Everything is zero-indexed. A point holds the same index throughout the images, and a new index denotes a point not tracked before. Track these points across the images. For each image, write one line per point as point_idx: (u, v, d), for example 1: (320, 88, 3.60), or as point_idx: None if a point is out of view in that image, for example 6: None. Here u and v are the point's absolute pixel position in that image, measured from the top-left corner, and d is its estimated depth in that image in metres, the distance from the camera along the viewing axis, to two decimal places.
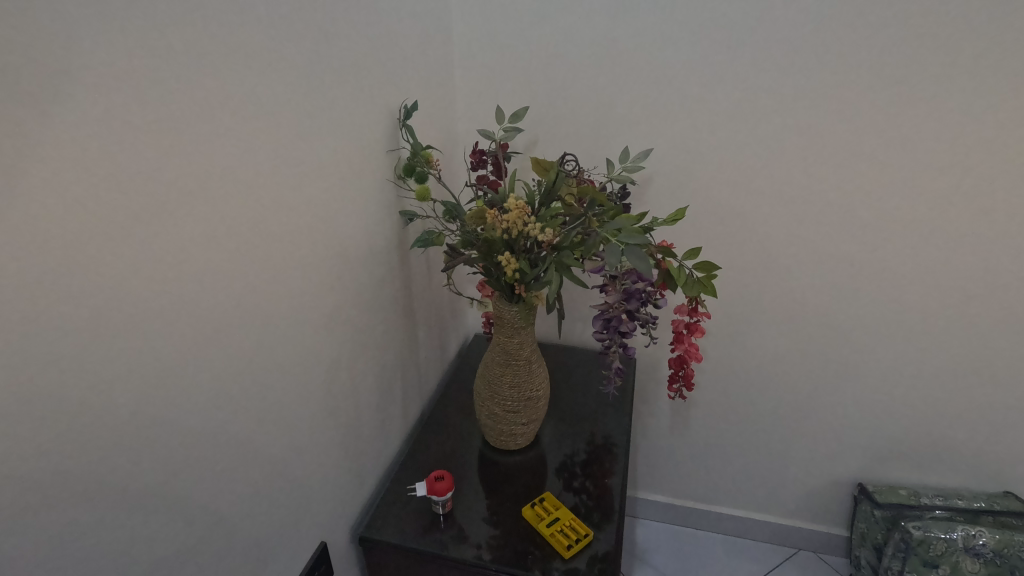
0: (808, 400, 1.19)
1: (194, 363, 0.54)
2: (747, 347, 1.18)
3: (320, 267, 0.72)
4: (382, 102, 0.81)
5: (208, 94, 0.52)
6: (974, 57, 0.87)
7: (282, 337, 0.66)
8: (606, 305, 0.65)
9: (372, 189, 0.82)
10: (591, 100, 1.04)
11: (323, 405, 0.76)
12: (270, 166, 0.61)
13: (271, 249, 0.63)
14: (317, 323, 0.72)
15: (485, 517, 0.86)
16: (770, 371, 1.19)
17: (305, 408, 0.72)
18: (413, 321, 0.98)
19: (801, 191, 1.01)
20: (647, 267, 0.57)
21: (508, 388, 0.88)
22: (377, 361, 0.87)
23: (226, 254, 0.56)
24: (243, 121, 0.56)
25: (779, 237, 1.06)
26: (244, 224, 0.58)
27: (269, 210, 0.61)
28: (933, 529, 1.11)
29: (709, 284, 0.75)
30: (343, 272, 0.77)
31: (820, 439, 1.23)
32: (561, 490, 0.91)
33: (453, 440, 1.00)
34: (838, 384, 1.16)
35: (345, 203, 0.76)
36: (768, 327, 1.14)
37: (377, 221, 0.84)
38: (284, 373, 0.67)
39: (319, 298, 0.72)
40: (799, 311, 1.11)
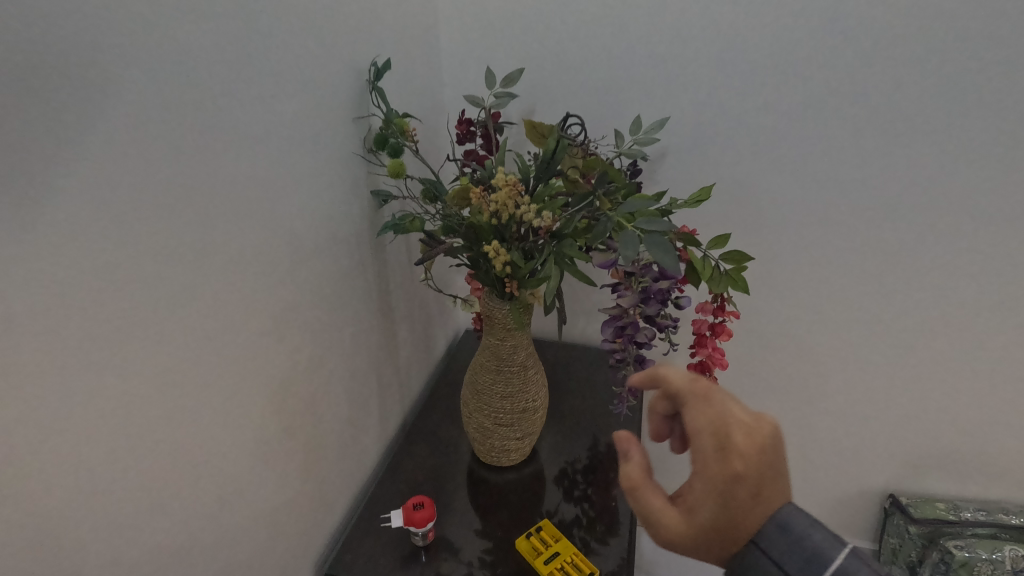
0: (836, 404, 1.07)
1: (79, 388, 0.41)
2: (770, 344, 1.05)
3: (270, 258, 0.58)
4: (345, 57, 0.67)
5: (81, 20, 0.38)
6: None
7: (220, 345, 0.53)
8: (619, 309, 0.51)
9: (336, 163, 0.68)
10: (597, 61, 0.89)
11: (278, 425, 0.63)
12: (190, 127, 0.47)
13: (200, 237, 0.49)
14: (266, 326, 0.59)
15: (476, 530, 0.76)
16: (795, 372, 1.06)
17: (253, 431, 0.59)
18: (391, 317, 0.85)
19: (841, 167, 0.87)
20: (674, 263, 0.44)
21: (501, 399, 0.76)
22: (346, 367, 0.74)
23: (128, 243, 0.43)
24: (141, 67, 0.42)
25: (811, 221, 0.92)
26: (154, 202, 0.44)
27: (193, 186, 0.48)
28: (977, 549, 0.99)
29: (741, 279, 0.63)
30: (300, 263, 0.63)
31: (849, 445, 1.11)
32: (561, 500, 0.81)
33: (439, 454, 0.88)
34: (871, 387, 1.03)
35: (302, 180, 0.62)
36: (795, 323, 1.01)
37: (343, 202, 0.70)
38: (223, 389, 0.54)
39: (268, 296, 0.59)
40: (830, 305, 0.98)
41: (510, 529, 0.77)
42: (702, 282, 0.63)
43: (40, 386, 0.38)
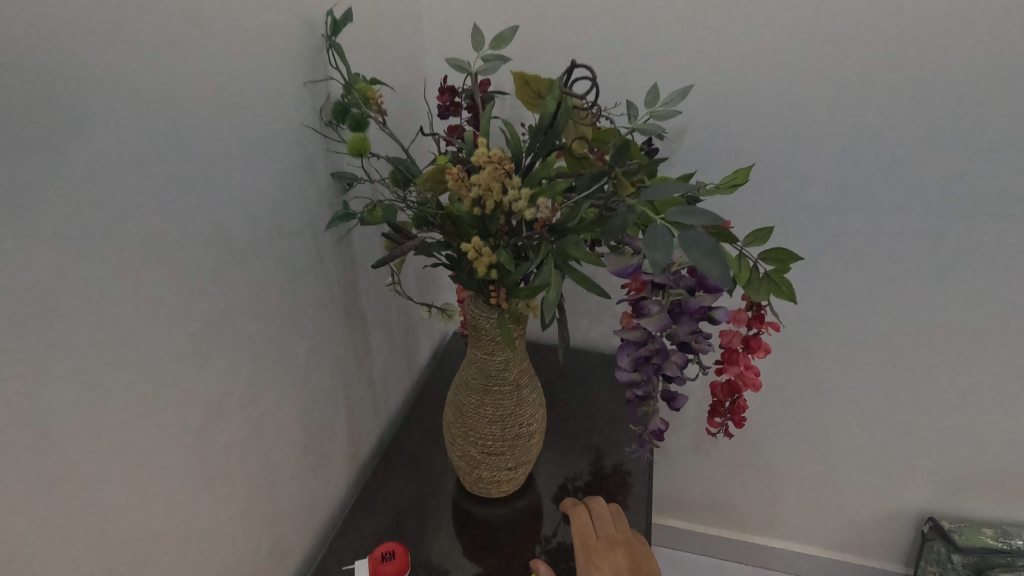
0: (872, 417, 0.95)
1: None
2: (799, 350, 0.92)
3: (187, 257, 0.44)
4: (295, 4, 0.53)
5: None
6: None
7: (113, 379, 0.39)
8: (646, 334, 0.38)
9: (284, 138, 0.54)
10: (606, 21, 0.76)
11: (210, 472, 0.49)
12: (50, 77, 0.33)
13: (82, 234, 0.36)
14: (188, 347, 0.45)
15: (461, 554, 0.67)
16: (830, 383, 0.93)
17: (172, 485, 0.45)
18: (362, 325, 0.72)
19: (895, 145, 0.74)
20: (725, 275, 0.31)
21: (490, 424, 0.63)
22: (304, 389, 0.62)
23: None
24: None
25: (853, 210, 0.79)
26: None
27: (66, 163, 0.35)
28: None
29: (787, 285, 0.50)
30: (236, 264, 0.49)
31: (885, 463, 0.99)
32: (560, 521, 0.71)
33: (421, 485, 0.75)
34: (914, 399, 0.91)
35: (236, 157, 0.48)
36: (831, 329, 0.88)
37: (298, 188, 0.56)
38: (124, 437, 0.40)
39: (189, 309, 0.45)
40: (871, 307, 0.85)
41: (501, 557, 0.67)
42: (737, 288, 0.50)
43: None
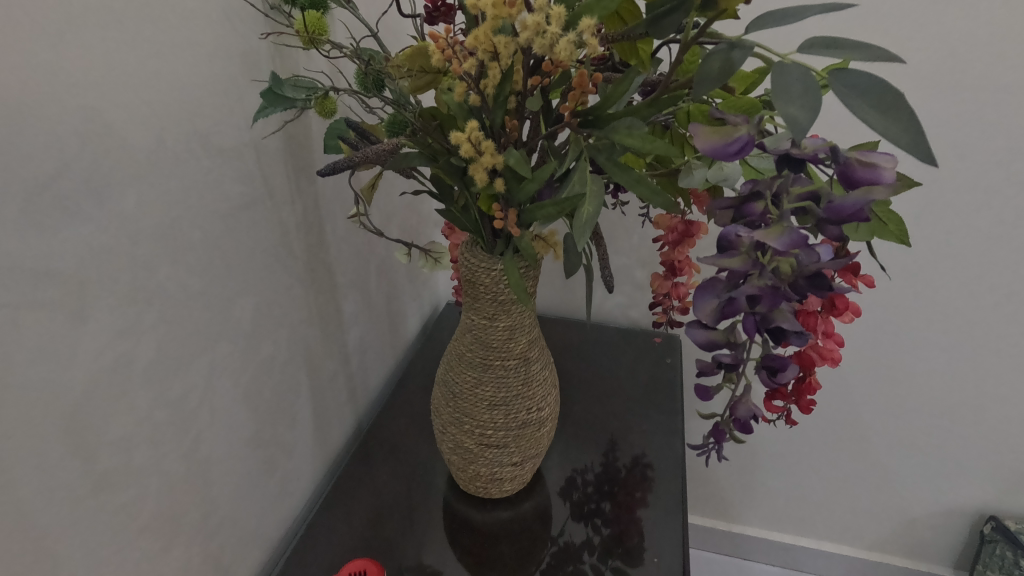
0: (936, 403, 0.81)
1: None
2: (854, 324, 0.78)
3: (33, 161, 0.29)
4: None
5: None
6: None
7: None
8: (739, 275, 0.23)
9: (207, 12, 0.38)
10: None
11: (97, 478, 0.35)
12: None
13: None
14: (48, 297, 0.31)
15: (451, 556, 0.55)
16: (890, 363, 0.79)
17: (33, 499, 0.31)
18: (329, 283, 0.58)
19: (1003, 63, 0.59)
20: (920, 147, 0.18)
21: (489, 407, 0.49)
22: (248, 363, 0.47)
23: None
24: None
25: (939, 151, 0.64)
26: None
27: None
28: None
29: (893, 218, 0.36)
30: (129, 183, 0.34)
31: (945, 456, 0.85)
32: (571, 519, 0.59)
33: (405, 482, 0.61)
34: (989, 384, 0.77)
35: (124, 22, 0.33)
36: (899, 297, 0.74)
37: (234, 90, 0.42)
38: None
39: (44, 240, 0.30)
40: (948, 272, 0.71)
41: (500, 562, 0.54)
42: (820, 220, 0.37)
43: None
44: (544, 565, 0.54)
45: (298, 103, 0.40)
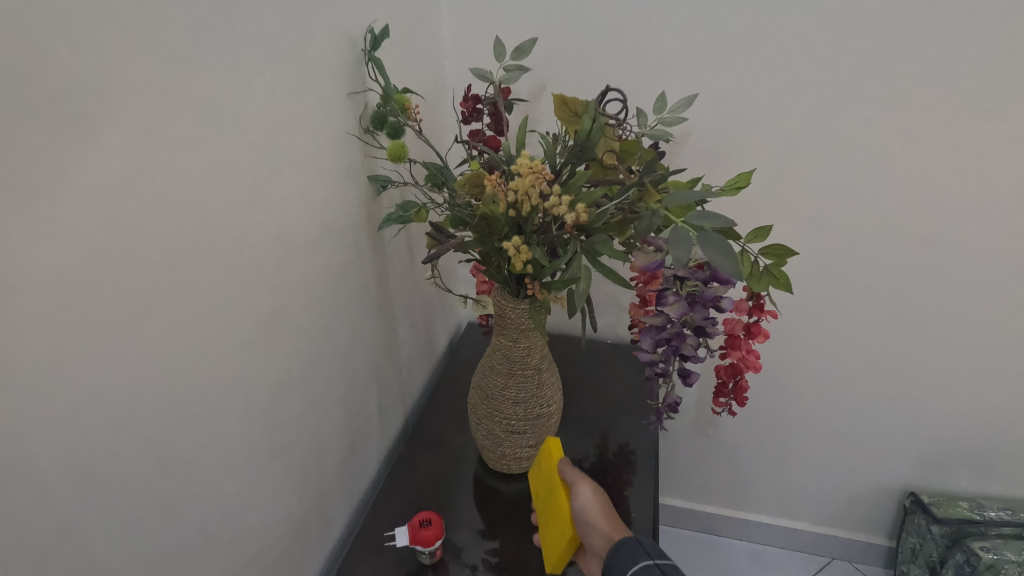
0: (858, 400, 1.02)
1: (40, 418, 0.34)
2: (789, 339, 1.00)
3: (251, 253, 0.50)
4: (339, 24, 0.59)
5: None
6: None
7: (197, 357, 0.46)
8: (663, 320, 0.44)
9: (326, 144, 0.60)
10: (613, 32, 0.82)
11: (269, 444, 0.55)
12: (166, 99, 0.40)
13: (179, 234, 0.42)
14: (253, 333, 0.52)
15: (479, 531, 0.72)
16: (820, 368, 1.01)
17: (240, 454, 0.52)
18: (390, 314, 0.78)
19: (879, 148, 0.81)
20: (734, 266, 0.37)
21: (512, 404, 0.69)
22: (343, 373, 0.68)
23: (49, 234, 0.33)
24: (101, 22, 0.35)
25: (840, 210, 0.86)
26: (82, 184, 0.35)
27: (170, 172, 0.41)
28: (1004, 551, 0.94)
29: (784, 274, 0.57)
30: (288, 260, 0.55)
31: (868, 443, 1.06)
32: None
33: (445, 462, 0.82)
34: (894, 384, 0.99)
35: (290, 164, 0.54)
36: (822, 318, 0.96)
37: (341, 191, 0.63)
38: (202, 409, 0.47)
39: (253, 299, 0.51)
40: (856, 299, 0.93)
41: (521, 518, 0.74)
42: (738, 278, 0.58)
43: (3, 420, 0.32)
44: None
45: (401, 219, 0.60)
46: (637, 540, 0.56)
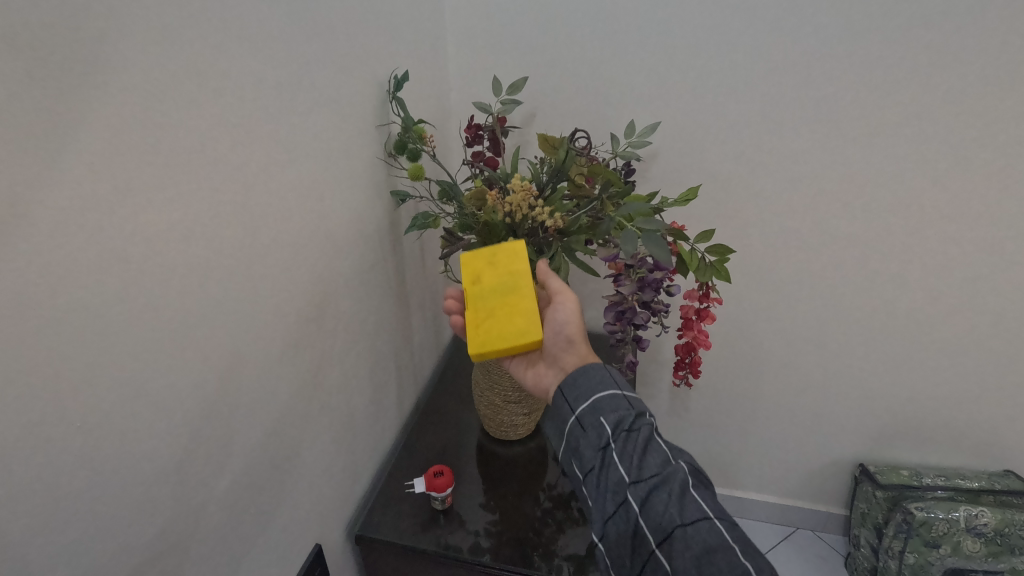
0: (806, 380, 1.21)
1: (201, 356, 0.51)
2: (745, 328, 1.19)
3: (310, 251, 0.68)
4: (372, 74, 0.78)
5: (215, 71, 0.49)
6: (983, 32, 0.85)
7: (278, 328, 0.63)
8: (619, 297, 0.60)
9: (363, 170, 0.78)
10: (592, 73, 1.00)
11: (318, 401, 0.73)
12: (270, 140, 0.58)
13: (270, 236, 0.60)
14: (309, 312, 0.69)
15: (482, 505, 0.86)
16: (771, 351, 1.20)
17: (300, 405, 0.69)
18: (407, 306, 0.96)
19: (807, 167, 1.00)
20: (667, 256, 0.53)
21: (510, 378, 0.84)
22: (371, 351, 0.85)
23: (214, 234, 0.51)
24: (243, 91, 0.53)
25: (780, 219, 1.05)
26: (231, 201, 0.52)
27: (268, 191, 0.59)
28: (935, 509, 1.09)
29: (723, 268, 0.72)
30: (333, 258, 0.73)
31: (818, 419, 1.24)
32: (559, 474, 0.92)
33: (452, 430, 0.99)
34: (835, 363, 1.17)
35: (336, 184, 0.72)
36: (768, 308, 1.15)
37: (371, 203, 0.81)
38: (279, 366, 0.64)
39: (311, 286, 0.69)
40: (798, 292, 1.12)
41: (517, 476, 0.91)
42: (689, 272, 0.73)
43: (187, 353, 0.49)
44: (545, 485, 0.90)
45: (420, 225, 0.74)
46: (608, 370, 0.58)
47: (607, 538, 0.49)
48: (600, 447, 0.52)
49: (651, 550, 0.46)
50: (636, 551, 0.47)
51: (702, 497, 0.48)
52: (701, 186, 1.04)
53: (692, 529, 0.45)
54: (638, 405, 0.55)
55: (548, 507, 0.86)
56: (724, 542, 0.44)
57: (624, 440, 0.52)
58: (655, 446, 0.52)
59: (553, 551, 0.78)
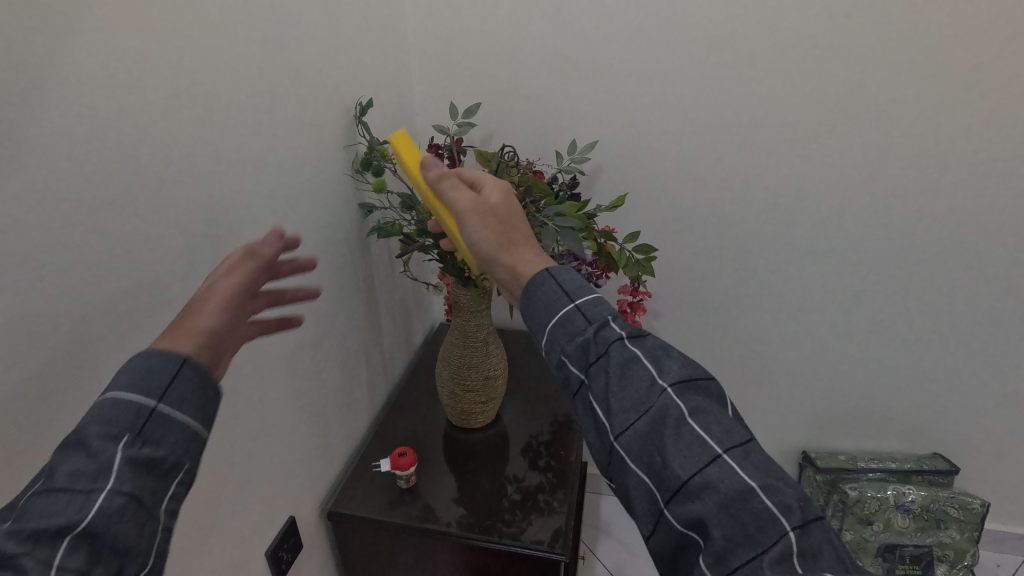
0: (747, 374, 1.32)
1: None
2: (692, 327, 1.29)
3: (280, 255, 0.80)
4: (336, 102, 0.91)
5: (186, 110, 0.61)
6: (869, 59, 0.97)
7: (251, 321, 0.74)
8: None
9: (327, 185, 0.90)
10: (537, 98, 1.13)
11: (294, 388, 0.83)
12: (236, 160, 0.69)
13: (240, 240, 0.71)
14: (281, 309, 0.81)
15: (454, 499, 0.93)
16: (713, 348, 1.31)
17: (277, 391, 0.80)
18: (377, 307, 1.07)
19: (731, 178, 1.11)
20: (579, 247, 0.71)
21: (469, 369, 0.94)
22: (343, 347, 0.96)
23: (188, 239, 0.63)
24: (209, 120, 0.64)
25: (713, 226, 1.17)
26: (203, 212, 0.64)
27: (236, 203, 0.70)
28: (867, 489, 1.25)
29: (649, 264, 0.83)
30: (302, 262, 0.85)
31: (761, 411, 1.36)
32: (527, 468, 1.00)
33: (420, 421, 1.09)
34: (770, 357, 1.28)
35: (302, 197, 0.84)
36: (707, 307, 1.27)
37: (336, 214, 0.93)
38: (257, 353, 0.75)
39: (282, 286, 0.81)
40: (735, 292, 1.23)
41: (483, 462, 1.01)
42: (619, 269, 0.83)
43: (164, 338, 0.61)
44: (510, 474, 0.98)
45: (381, 232, 0.85)
46: (551, 283, 0.58)
47: (615, 485, 0.53)
48: (575, 392, 0.55)
49: (661, 507, 0.49)
50: (647, 502, 0.50)
51: (697, 423, 0.49)
52: (629, 195, 1.16)
53: (700, 478, 0.47)
54: (597, 320, 0.55)
55: (517, 498, 0.94)
56: (733, 485, 0.46)
57: (598, 378, 0.53)
58: (632, 375, 0.52)
59: (519, 537, 0.86)
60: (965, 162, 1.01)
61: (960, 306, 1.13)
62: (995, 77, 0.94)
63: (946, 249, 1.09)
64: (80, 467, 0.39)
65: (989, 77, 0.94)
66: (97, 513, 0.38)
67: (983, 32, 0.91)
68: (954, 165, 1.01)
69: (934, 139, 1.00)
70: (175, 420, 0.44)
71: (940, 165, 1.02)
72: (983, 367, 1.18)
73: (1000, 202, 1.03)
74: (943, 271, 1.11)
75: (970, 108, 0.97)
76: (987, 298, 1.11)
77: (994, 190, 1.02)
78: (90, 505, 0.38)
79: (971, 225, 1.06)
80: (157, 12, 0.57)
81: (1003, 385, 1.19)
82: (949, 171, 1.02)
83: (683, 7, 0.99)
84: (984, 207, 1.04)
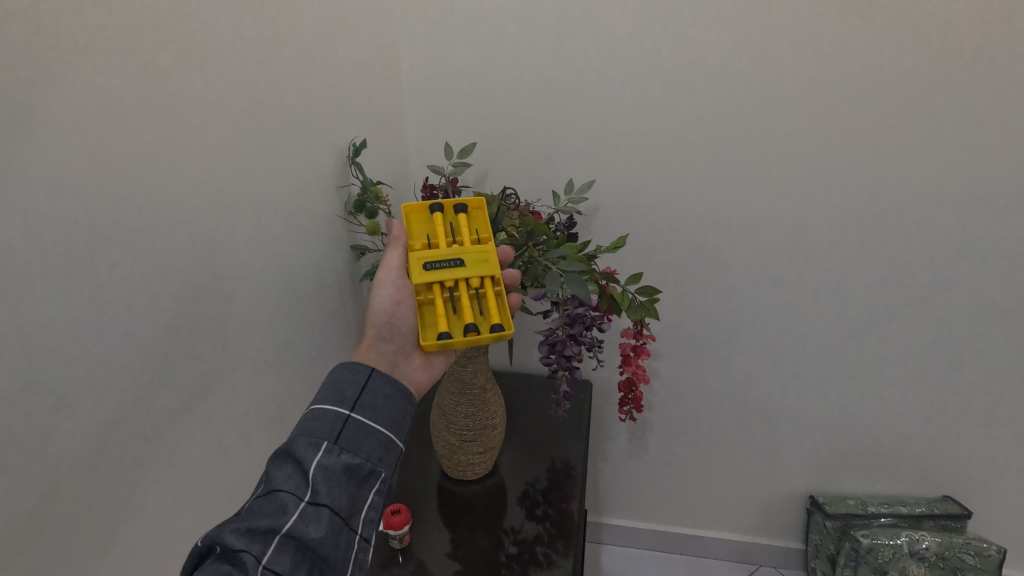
0: (750, 415, 1.28)
1: (138, 391, 0.60)
2: (694, 367, 1.26)
3: (260, 298, 0.78)
4: (330, 143, 0.89)
5: (161, 151, 0.60)
6: (856, 99, 0.98)
7: (223, 368, 0.72)
8: (551, 330, 0.78)
9: (317, 227, 0.89)
10: (534, 138, 1.12)
11: None
12: (216, 201, 0.68)
13: (216, 285, 0.69)
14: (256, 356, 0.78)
15: (448, 555, 0.87)
16: (713, 387, 1.27)
17: None
18: None
19: (727, 218, 1.11)
20: (585, 291, 0.68)
21: (464, 417, 0.89)
22: None
23: (156, 284, 0.61)
24: (187, 161, 0.64)
25: (712, 265, 1.15)
26: (175, 256, 0.63)
27: (214, 246, 0.68)
28: (880, 536, 1.20)
29: (653, 306, 0.80)
30: (283, 306, 0.83)
31: (765, 454, 1.32)
32: (524, 518, 0.94)
33: (413, 471, 1.04)
34: (772, 397, 1.25)
35: (289, 239, 0.82)
36: (706, 347, 1.24)
37: (324, 255, 0.92)
38: (221, 402, 0.72)
39: (260, 332, 0.78)
40: (736, 331, 1.20)
41: (478, 515, 0.95)
42: (622, 312, 0.80)
43: (127, 387, 0.59)
44: (506, 527, 0.92)
45: None
46: None
47: None
48: None
49: None
50: None
51: None
52: (629, 236, 1.15)
53: None
54: None
55: (514, 552, 0.88)
56: None
57: None
58: None
59: None
60: (959, 197, 1.01)
61: (965, 342, 1.12)
62: (983, 114, 0.95)
63: (947, 287, 1.08)
64: (291, 472, 0.55)
65: (978, 113, 0.95)
66: (297, 517, 0.52)
67: (967, 68, 0.93)
68: (950, 199, 1.01)
69: (927, 174, 1.01)
70: (360, 429, 0.59)
71: (935, 201, 1.02)
72: (991, 405, 1.16)
73: (995, 236, 1.02)
74: (944, 309, 1.10)
75: (961, 144, 0.98)
76: (990, 334, 1.10)
77: (991, 225, 1.02)
78: (292, 510, 0.52)
79: (970, 261, 1.05)
80: (128, 47, 0.56)
81: (1012, 423, 1.16)
82: (946, 206, 1.02)
83: (674, 49, 1.00)
84: (981, 240, 1.03)
